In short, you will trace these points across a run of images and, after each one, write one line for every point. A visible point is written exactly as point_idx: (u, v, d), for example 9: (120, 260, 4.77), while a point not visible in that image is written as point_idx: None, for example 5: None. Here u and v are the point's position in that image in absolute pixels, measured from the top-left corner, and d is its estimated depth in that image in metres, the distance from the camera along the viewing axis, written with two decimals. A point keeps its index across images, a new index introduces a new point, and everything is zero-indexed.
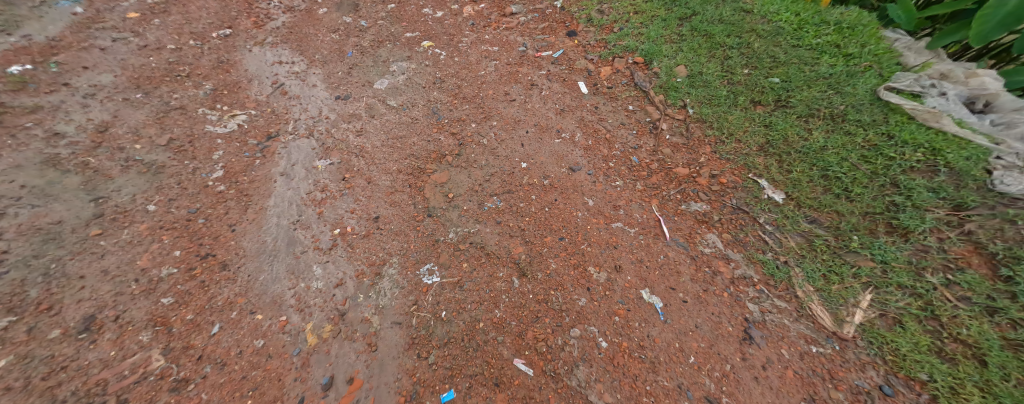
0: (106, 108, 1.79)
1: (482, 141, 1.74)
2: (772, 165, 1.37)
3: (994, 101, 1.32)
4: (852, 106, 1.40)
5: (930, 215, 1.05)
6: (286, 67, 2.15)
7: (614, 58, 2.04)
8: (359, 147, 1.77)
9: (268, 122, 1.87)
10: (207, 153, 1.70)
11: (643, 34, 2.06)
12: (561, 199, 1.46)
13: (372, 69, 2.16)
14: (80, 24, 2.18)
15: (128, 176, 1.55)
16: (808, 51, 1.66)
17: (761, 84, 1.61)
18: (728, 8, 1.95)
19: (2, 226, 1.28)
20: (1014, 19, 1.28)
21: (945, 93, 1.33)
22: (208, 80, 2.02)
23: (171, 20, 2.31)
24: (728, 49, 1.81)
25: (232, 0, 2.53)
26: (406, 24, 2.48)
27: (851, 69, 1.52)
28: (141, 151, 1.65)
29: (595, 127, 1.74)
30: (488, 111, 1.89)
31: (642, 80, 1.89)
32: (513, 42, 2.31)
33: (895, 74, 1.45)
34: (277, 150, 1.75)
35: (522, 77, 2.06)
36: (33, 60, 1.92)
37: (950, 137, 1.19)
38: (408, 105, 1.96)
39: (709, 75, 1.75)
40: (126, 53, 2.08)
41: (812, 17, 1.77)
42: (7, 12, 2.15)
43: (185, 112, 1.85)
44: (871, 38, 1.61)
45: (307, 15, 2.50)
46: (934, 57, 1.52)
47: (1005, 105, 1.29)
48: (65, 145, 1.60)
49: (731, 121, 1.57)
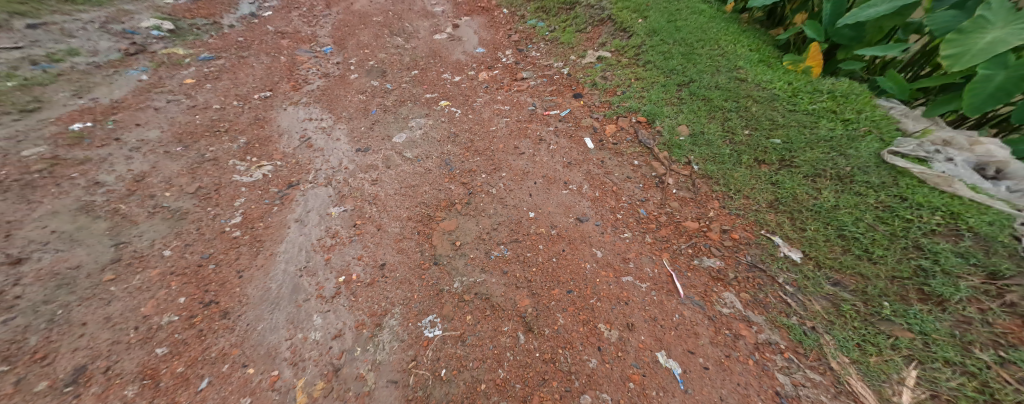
0: (147, 160, 1.96)
1: (491, 190, 1.80)
2: (784, 223, 1.35)
3: (1005, 169, 1.31)
4: (858, 167, 1.41)
5: (963, 283, 0.97)
6: (315, 123, 2.36)
7: (618, 117, 2.17)
8: (373, 195, 1.84)
9: (291, 172, 1.99)
10: (230, 200, 1.79)
11: (644, 97, 2.22)
12: (569, 249, 1.44)
13: (393, 124, 2.35)
14: (143, 89, 2.50)
15: (152, 222, 1.63)
16: (805, 115, 1.74)
17: (763, 145, 1.66)
18: (723, 77, 2.12)
19: (25, 271, 1.33)
20: (1005, 92, 1.36)
21: (952, 159, 1.34)
22: (244, 135, 2.22)
23: (221, 84, 2.63)
24: (727, 112, 1.91)
25: (277, 67, 2.89)
26: (427, 86, 2.75)
27: (851, 133, 1.57)
28: (169, 199, 1.76)
29: (601, 179, 1.79)
30: (498, 163, 1.97)
31: (646, 137, 1.98)
32: (523, 102, 2.51)
33: (897, 139, 1.48)
34: (296, 197, 1.83)
35: (531, 133, 2.19)
36: (94, 118, 2.18)
37: (967, 202, 1.16)
38: (423, 157, 2.07)
39: (711, 134, 1.83)
40: (176, 112, 2.34)
41: (804, 86, 1.90)
42: (85, 80, 2.50)
43: (217, 163, 2.00)
44: (866, 105, 1.68)
45: (340, 79, 2.81)
46: (933, 124, 1.56)
47: (1018, 173, 1.27)
48: (102, 193, 1.73)
49: (737, 178, 1.59)
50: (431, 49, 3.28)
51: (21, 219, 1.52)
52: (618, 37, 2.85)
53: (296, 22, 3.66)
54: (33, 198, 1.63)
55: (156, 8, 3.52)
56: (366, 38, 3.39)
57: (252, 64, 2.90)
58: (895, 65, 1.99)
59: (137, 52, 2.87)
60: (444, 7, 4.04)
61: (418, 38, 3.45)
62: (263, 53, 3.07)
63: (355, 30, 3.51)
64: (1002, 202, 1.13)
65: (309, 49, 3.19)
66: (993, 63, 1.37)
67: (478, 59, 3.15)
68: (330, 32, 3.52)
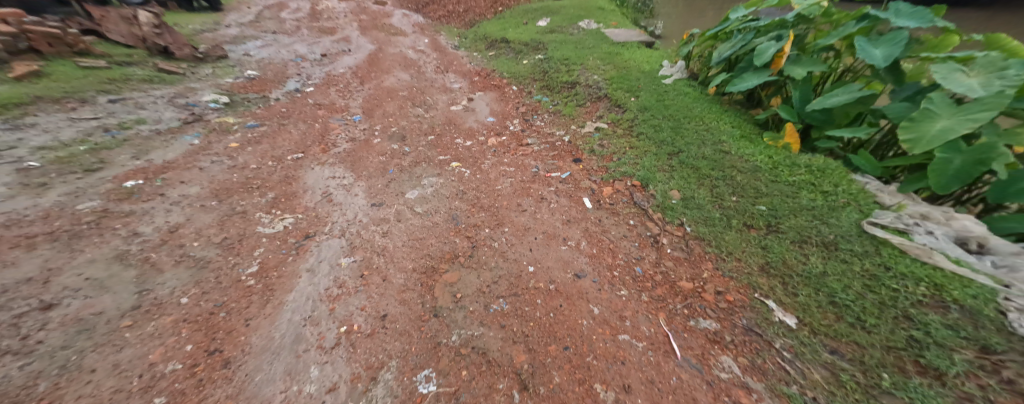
0: (184, 213, 2.15)
1: (493, 244, 1.90)
2: (776, 287, 1.38)
3: (988, 243, 1.35)
4: (841, 236, 1.48)
5: (958, 356, 0.97)
6: (337, 181, 2.61)
7: (614, 180, 2.35)
8: (382, 246, 1.95)
9: (310, 224, 2.15)
10: (250, 249, 1.91)
11: (638, 163, 2.43)
12: (566, 305, 1.47)
13: (407, 182, 2.58)
14: (193, 151, 2.86)
15: (177, 270, 1.72)
16: (786, 185, 1.85)
17: (750, 211, 1.76)
18: (709, 148, 2.33)
19: (53, 317, 1.39)
20: (967, 174, 1.49)
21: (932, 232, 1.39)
22: (273, 191, 2.46)
23: (260, 148, 2.99)
24: (714, 179, 2.06)
25: (311, 133, 3.30)
26: (441, 149, 3.07)
27: (831, 203, 1.66)
28: (197, 248, 1.88)
29: (599, 237, 1.89)
30: (501, 219, 2.11)
31: (641, 199, 2.12)
32: (527, 164, 2.76)
33: (875, 210, 1.56)
34: (310, 248, 1.95)
35: (534, 192, 2.37)
36: (146, 177, 2.47)
37: (950, 274, 1.20)
38: (432, 211, 2.24)
39: (701, 199, 1.95)
40: (218, 171, 2.63)
41: (783, 159, 2.06)
42: (147, 144, 2.89)
43: (246, 215, 2.18)
44: (842, 178, 1.80)
45: (365, 143, 3.17)
46: (907, 198, 1.66)
47: (1000, 248, 1.31)
48: (138, 243, 1.87)
49: (728, 240, 1.65)
50: (447, 118, 3.73)
51: (62, 267, 1.65)
52: (614, 112, 3.21)
53: (333, 96, 4.26)
54: (76, 247, 1.78)
55: (218, 87, 4.19)
56: (391, 108, 3.89)
57: (290, 130, 3.33)
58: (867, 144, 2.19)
59: (194, 121, 3.34)
60: (461, 84, 4.67)
61: (436, 109, 3.94)
62: (301, 121, 3.53)
63: (383, 102, 4.05)
64: (987, 276, 1.16)
65: (341, 118, 3.66)
66: (947, 146, 1.54)
67: (488, 127, 3.54)
68: (361, 103, 4.06)
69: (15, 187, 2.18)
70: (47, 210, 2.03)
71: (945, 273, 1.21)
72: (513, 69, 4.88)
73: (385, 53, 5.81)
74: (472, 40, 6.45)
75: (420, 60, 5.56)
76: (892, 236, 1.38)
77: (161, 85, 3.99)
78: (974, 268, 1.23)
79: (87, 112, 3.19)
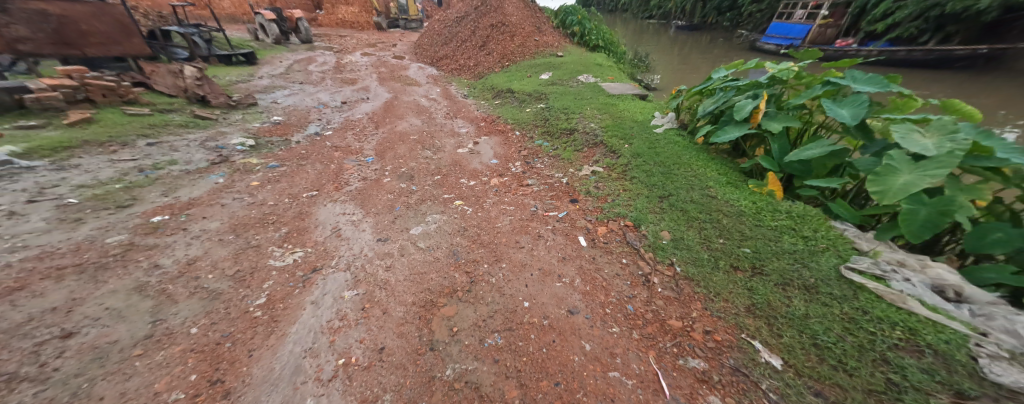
0: (202, 245, 2.26)
1: (491, 279, 1.98)
2: (761, 327, 1.42)
3: (964, 292, 1.40)
4: (821, 279, 1.55)
5: (934, 400, 1.01)
6: (347, 216, 2.76)
7: (608, 220, 2.48)
8: (384, 280, 2.04)
9: (318, 257, 2.25)
10: (260, 282, 1.98)
11: (631, 205, 2.57)
12: (559, 340, 1.51)
13: (412, 218, 2.73)
14: (217, 189, 3.07)
15: (189, 301, 1.79)
16: (770, 229, 1.95)
17: (735, 253, 1.84)
18: (697, 193, 2.48)
19: (70, 345, 1.46)
20: (933, 225, 1.56)
21: (909, 278, 1.46)
22: (287, 225, 2.60)
23: (279, 186, 3.21)
24: (702, 221, 2.17)
25: (326, 172, 3.55)
26: (446, 188, 3.27)
27: (811, 247, 1.75)
28: (211, 280, 1.96)
29: (593, 274, 1.96)
30: (500, 255, 2.21)
31: (633, 239, 2.22)
32: (526, 204, 2.91)
33: (853, 256, 1.64)
34: (316, 281, 2.03)
35: (532, 230, 2.49)
36: (172, 212, 2.63)
37: (925, 319, 1.25)
38: (434, 246, 2.35)
39: (690, 240, 2.04)
40: (239, 207, 2.78)
41: (766, 205, 2.18)
42: (177, 182, 3.13)
43: (259, 249, 2.28)
44: (821, 224, 1.90)
45: (375, 182, 3.40)
46: (885, 246, 1.71)
47: (977, 297, 1.37)
48: (158, 274, 1.96)
49: (716, 281, 1.72)
50: (453, 160, 3.99)
51: (85, 297, 1.73)
52: (609, 157, 3.44)
53: (349, 139, 4.62)
54: (100, 278, 1.86)
55: (246, 131, 4.59)
56: (402, 151, 4.19)
57: (308, 170, 3.59)
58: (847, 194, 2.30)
59: (221, 162, 3.62)
60: (468, 129, 5.05)
61: (443, 152, 4.23)
62: (319, 162, 3.82)
63: (394, 145, 4.37)
64: (961, 323, 1.21)
65: (355, 159, 3.95)
66: (912, 199, 1.64)
67: (492, 168, 3.77)
68: (374, 146, 4.39)
69: (52, 222, 2.35)
70: (78, 243, 2.16)
71: (919, 318, 1.26)
72: (516, 116, 5.29)
73: (400, 101, 6.37)
74: (479, 90, 7.07)
75: (431, 107, 6.06)
76: (869, 281, 1.46)
77: (195, 129, 4.38)
78: (952, 315, 1.28)
79: (127, 154, 3.51)
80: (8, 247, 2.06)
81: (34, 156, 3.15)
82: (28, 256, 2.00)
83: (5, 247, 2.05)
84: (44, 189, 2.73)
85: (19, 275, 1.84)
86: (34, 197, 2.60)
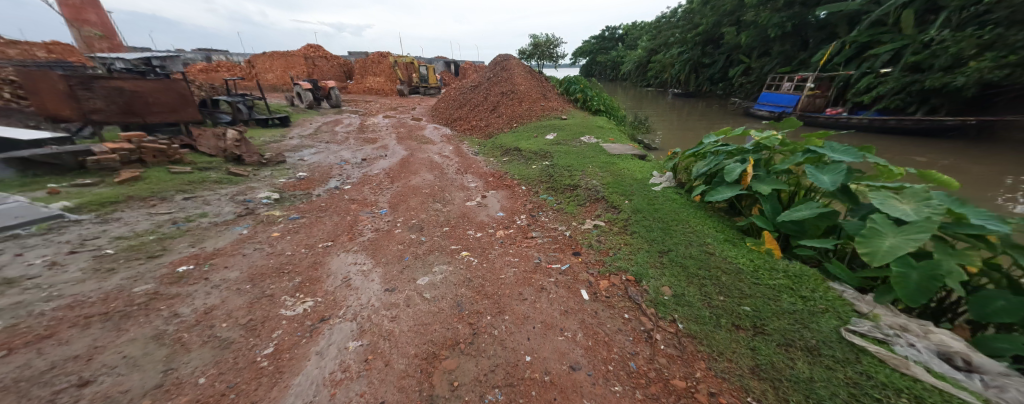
0: (221, 294, 2.35)
1: (494, 332, 2.00)
2: (767, 391, 1.39)
3: (973, 361, 1.32)
4: (822, 341, 1.54)
5: None
6: (357, 266, 2.87)
7: (610, 274, 2.53)
8: (389, 331, 2.07)
9: (326, 307, 2.30)
10: (269, 331, 2.03)
11: (632, 258, 2.64)
12: (560, 398, 1.49)
13: (420, 268, 2.83)
14: (240, 240, 3.25)
15: (201, 350, 1.84)
16: (768, 288, 1.97)
17: (736, 311, 1.85)
18: (696, 249, 2.55)
19: (86, 394, 1.50)
20: (927, 289, 1.53)
21: (913, 343, 1.43)
22: (300, 275, 2.69)
23: (298, 237, 3.40)
24: (701, 278, 2.21)
25: (342, 224, 3.76)
26: (454, 239, 3.43)
27: (811, 308, 1.75)
28: (223, 329, 2.02)
29: (595, 329, 1.96)
30: (503, 307, 2.24)
31: (635, 293, 2.24)
32: (530, 255, 3.01)
33: (853, 318, 1.63)
34: (323, 330, 2.06)
35: (535, 282, 2.54)
36: (196, 262, 2.78)
37: (931, 388, 1.23)
38: (439, 297, 2.40)
39: (690, 296, 2.06)
40: (258, 257, 2.93)
41: (764, 263, 2.22)
42: (206, 233, 3.36)
43: (272, 298, 2.36)
44: (818, 285, 1.91)
45: (387, 233, 3.57)
46: (885, 309, 1.67)
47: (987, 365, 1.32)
48: (175, 322, 2.03)
49: (718, 339, 1.71)
50: (462, 212, 4.22)
51: (106, 345, 1.81)
52: (610, 211, 3.61)
53: (366, 192, 4.97)
54: (123, 327, 1.95)
55: (273, 186, 4.99)
56: (414, 203, 4.46)
57: (326, 222, 3.82)
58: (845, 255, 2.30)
59: (246, 214, 3.91)
60: (476, 184, 5.37)
61: (453, 204, 4.49)
62: (336, 214, 4.07)
63: (407, 198, 4.65)
64: (969, 393, 1.18)
65: (370, 211, 4.20)
66: (900, 261, 1.65)
67: (498, 220, 3.97)
68: (388, 199, 4.69)
69: (87, 272, 2.51)
70: (107, 292, 2.28)
71: (925, 386, 1.24)
72: (522, 172, 5.64)
73: (416, 158, 6.89)
74: (489, 148, 7.63)
75: (444, 163, 6.52)
76: (870, 345, 1.44)
77: (228, 185, 4.80)
78: (960, 383, 1.24)
79: (164, 208, 3.84)
80: (44, 296, 2.20)
81: (83, 210, 3.49)
82: (60, 305, 2.12)
83: (41, 296, 2.19)
84: (85, 240, 2.98)
85: (49, 323, 1.94)
86: (76, 248, 2.83)
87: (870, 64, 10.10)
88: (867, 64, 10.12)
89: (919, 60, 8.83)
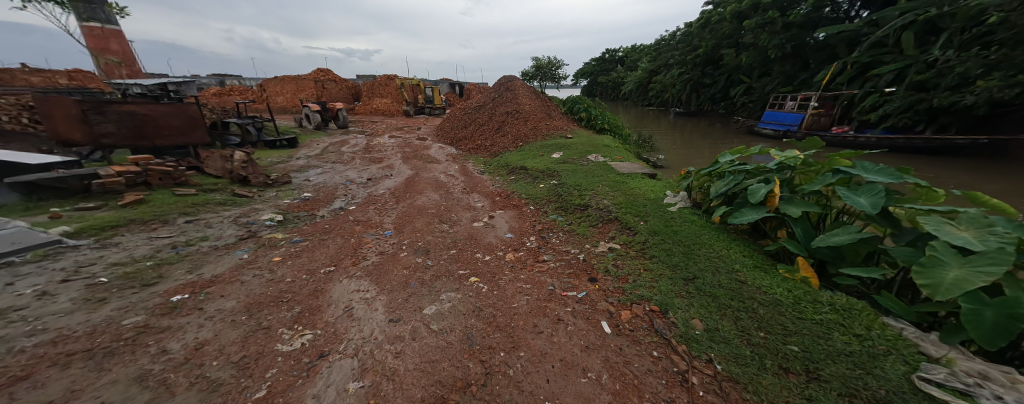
0: (213, 327, 2.15)
1: (509, 371, 1.81)
2: None
3: None
4: (893, 392, 1.34)
5: None
6: (360, 293, 2.69)
7: (632, 303, 2.35)
8: (393, 369, 1.87)
9: (325, 341, 2.10)
10: (264, 370, 1.82)
11: (654, 286, 2.47)
12: None
13: (426, 296, 2.66)
14: (239, 265, 3.09)
15: (187, 394, 1.63)
16: (815, 324, 1.79)
17: (782, 350, 1.66)
18: (724, 277, 2.36)
19: None
20: (1005, 327, 1.34)
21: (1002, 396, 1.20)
22: (300, 304, 2.49)
23: (299, 261, 3.21)
24: (736, 310, 2.02)
25: (345, 247, 3.61)
26: (462, 263, 3.27)
27: (870, 350, 1.55)
28: (213, 368, 1.82)
29: (621, 369, 1.76)
30: (518, 341, 2.05)
31: (662, 326, 2.06)
32: (544, 281, 2.83)
33: (922, 363, 1.42)
34: (321, 369, 1.86)
35: (550, 312, 2.36)
36: (192, 290, 2.59)
37: None
38: (447, 329, 2.22)
39: (726, 332, 1.87)
40: (256, 284, 2.73)
41: (805, 294, 2.03)
42: (206, 258, 3.22)
43: (268, 331, 2.16)
44: (872, 322, 1.72)
45: (392, 256, 3.43)
46: (957, 351, 1.47)
47: None
48: (163, 361, 1.84)
49: (766, 385, 1.50)
50: (468, 233, 4.08)
51: (84, 388, 1.63)
52: (625, 233, 3.46)
53: (370, 213, 4.88)
54: (106, 366, 1.77)
55: (277, 207, 4.95)
56: (419, 224, 4.34)
57: (328, 244, 3.68)
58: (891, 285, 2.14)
59: (248, 238, 3.80)
60: (483, 203, 5.27)
61: (459, 225, 4.36)
62: (340, 236, 3.95)
63: (413, 219, 4.54)
64: None
65: (374, 233, 4.08)
66: (970, 297, 1.47)
67: (506, 242, 3.82)
68: (393, 219, 4.59)
69: (77, 303, 2.37)
70: (94, 326, 2.12)
71: None
72: (530, 191, 5.53)
73: (421, 177, 6.86)
74: (495, 167, 7.60)
75: (450, 183, 6.46)
76: (950, 396, 1.23)
77: (231, 207, 4.74)
78: None
79: (165, 231, 3.75)
80: (29, 330, 2.06)
81: (82, 235, 3.40)
82: (42, 340, 1.97)
83: (25, 331, 2.04)
84: (80, 268, 2.86)
85: (27, 363, 1.77)
86: (69, 276, 2.71)
87: (874, 83, 10.13)
88: (870, 83, 10.17)
89: (923, 79, 8.83)
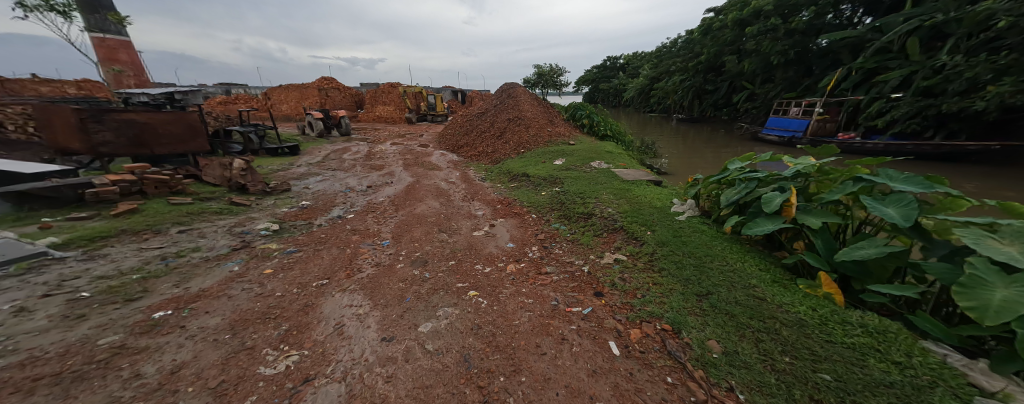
0: (193, 348, 2.01)
1: (508, 399, 1.65)
2: None
3: None
4: None
5: None
6: (353, 309, 2.55)
7: (641, 321, 2.20)
8: (383, 396, 1.71)
9: (312, 363, 1.95)
10: (242, 397, 1.66)
11: (665, 302, 2.32)
12: None
13: (422, 312, 2.51)
14: (229, 278, 2.96)
15: None
16: (846, 349, 1.63)
17: (811, 378, 1.50)
18: (741, 293, 2.21)
19: None
20: None
21: None
22: (288, 321, 2.34)
23: (290, 274, 3.08)
24: (756, 330, 1.87)
25: (340, 258, 3.47)
26: (460, 275, 3.11)
27: (912, 380, 1.39)
28: (188, 395, 1.66)
29: (632, 398, 1.60)
30: (519, 364, 1.90)
31: (675, 348, 1.91)
32: (546, 296, 2.68)
33: (976, 398, 1.25)
34: (305, 395, 1.70)
35: (554, 330, 2.20)
36: (176, 306, 2.46)
37: None
38: (443, 350, 2.07)
39: (747, 356, 1.71)
40: (245, 299, 2.60)
41: (831, 314, 1.88)
42: (194, 270, 3.10)
43: (252, 352, 2.01)
44: (911, 347, 1.55)
45: (388, 268, 3.28)
46: (1014, 384, 1.29)
47: None
48: (134, 387, 1.69)
49: None
50: (468, 242, 3.95)
51: None
52: (631, 243, 3.31)
53: (368, 222, 4.76)
54: (71, 393, 1.63)
55: (274, 216, 4.85)
56: (418, 233, 4.21)
57: (323, 255, 3.56)
58: (925, 303, 1.99)
59: (241, 248, 3.69)
60: (484, 211, 5.14)
61: (459, 234, 4.23)
62: (335, 246, 3.83)
63: (411, 228, 4.42)
64: None
65: (372, 243, 3.96)
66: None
67: (508, 252, 3.67)
68: (392, 228, 4.46)
69: (55, 320, 2.25)
70: (68, 346, 1.98)
71: None
72: (532, 199, 5.40)
73: (422, 185, 6.77)
74: (496, 174, 7.50)
75: (450, 190, 6.35)
76: None
77: (227, 216, 4.65)
78: None
79: (156, 242, 3.64)
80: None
81: (70, 246, 3.31)
82: (11, 362, 1.84)
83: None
84: (63, 281, 2.75)
85: None
86: (50, 291, 2.59)
87: (880, 89, 9.99)
88: (876, 89, 10.02)
89: (931, 84, 8.68)
